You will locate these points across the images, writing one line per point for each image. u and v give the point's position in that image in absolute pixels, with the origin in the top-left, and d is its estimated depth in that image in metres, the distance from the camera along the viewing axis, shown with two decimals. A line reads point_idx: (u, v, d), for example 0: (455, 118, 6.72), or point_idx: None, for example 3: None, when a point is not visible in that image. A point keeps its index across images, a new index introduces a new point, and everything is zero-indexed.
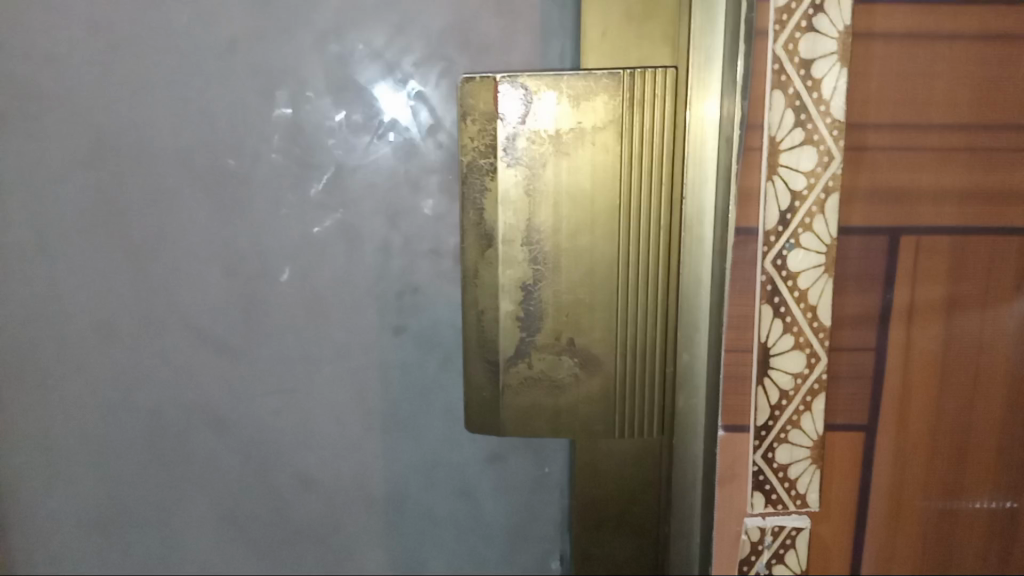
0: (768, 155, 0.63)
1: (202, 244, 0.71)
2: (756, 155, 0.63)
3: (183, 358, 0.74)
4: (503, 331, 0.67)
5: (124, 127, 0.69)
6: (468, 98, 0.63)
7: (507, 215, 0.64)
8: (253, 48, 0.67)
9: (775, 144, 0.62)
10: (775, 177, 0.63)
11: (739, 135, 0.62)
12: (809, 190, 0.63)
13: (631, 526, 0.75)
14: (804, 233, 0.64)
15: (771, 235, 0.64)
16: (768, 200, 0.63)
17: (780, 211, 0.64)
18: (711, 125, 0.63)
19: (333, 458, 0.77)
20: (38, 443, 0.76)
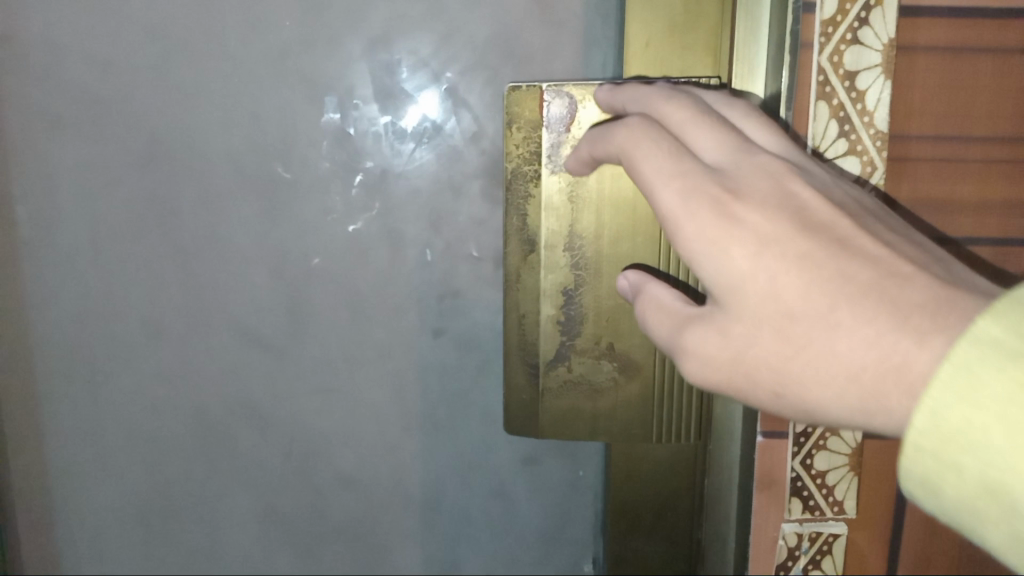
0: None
1: (250, 246, 0.73)
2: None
3: (229, 357, 0.75)
4: (544, 335, 0.68)
5: (175, 130, 0.70)
6: (514, 106, 0.64)
7: (549, 221, 0.66)
8: (302, 56, 0.69)
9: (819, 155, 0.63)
10: None
11: None
12: None
13: (665, 530, 0.76)
14: None
15: None
16: None
17: None
18: None
19: (372, 457, 0.79)
20: (86, 440, 0.77)
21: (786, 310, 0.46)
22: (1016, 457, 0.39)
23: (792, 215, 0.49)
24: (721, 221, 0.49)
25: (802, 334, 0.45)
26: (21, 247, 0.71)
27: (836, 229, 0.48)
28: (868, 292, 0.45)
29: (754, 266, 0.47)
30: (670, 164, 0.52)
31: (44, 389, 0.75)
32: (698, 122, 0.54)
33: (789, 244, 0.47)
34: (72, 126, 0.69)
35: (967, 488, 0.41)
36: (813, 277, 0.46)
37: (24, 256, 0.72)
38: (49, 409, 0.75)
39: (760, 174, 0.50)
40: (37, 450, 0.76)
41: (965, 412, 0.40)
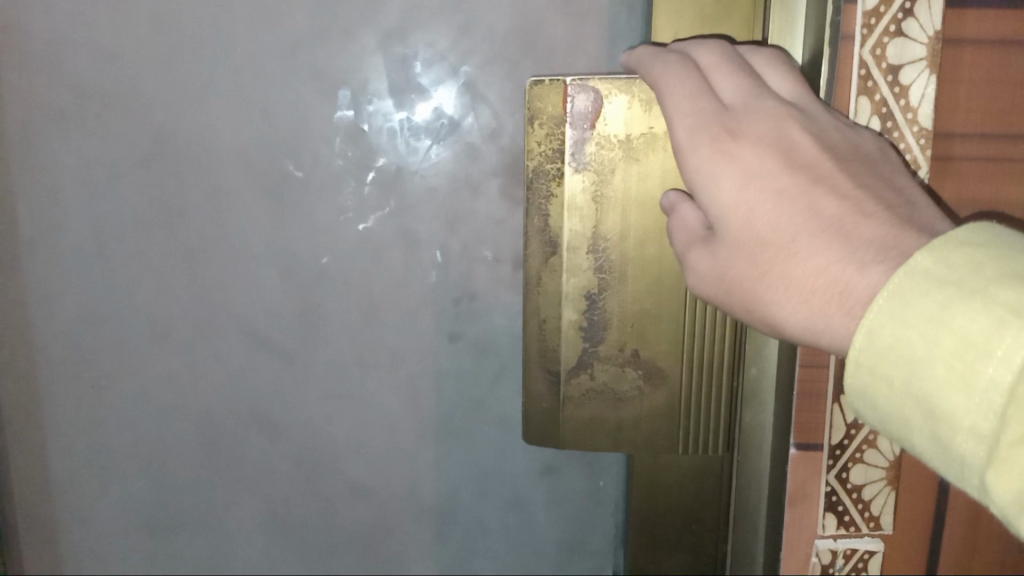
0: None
1: (260, 247, 0.70)
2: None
3: (238, 362, 0.73)
4: (565, 341, 0.65)
5: (183, 125, 0.67)
6: (537, 102, 0.61)
7: (573, 222, 0.63)
8: (315, 49, 0.66)
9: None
10: None
11: None
12: None
13: (689, 544, 0.73)
14: None
15: None
16: None
17: None
18: None
19: (385, 466, 0.76)
20: (89, 447, 0.74)
21: (755, 235, 0.46)
22: (932, 367, 0.38)
23: (783, 150, 0.48)
24: (716, 156, 0.48)
25: (768, 259, 0.45)
26: (24, 247, 0.69)
27: (823, 169, 0.47)
28: (831, 223, 0.44)
29: (737, 198, 0.47)
30: (686, 101, 0.51)
31: (47, 393, 0.72)
32: (721, 67, 0.52)
33: (772, 179, 0.47)
34: (76, 121, 0.66)
35: (897, 401, 0.40)
36: (785, 207, 0.46)
37: (26, 256, 0.69)
38: (52, 414, 0.73)
39: (763, 111, 0.50)
40: (39, 457, 0.74)
41: (893, 328, 0.39)
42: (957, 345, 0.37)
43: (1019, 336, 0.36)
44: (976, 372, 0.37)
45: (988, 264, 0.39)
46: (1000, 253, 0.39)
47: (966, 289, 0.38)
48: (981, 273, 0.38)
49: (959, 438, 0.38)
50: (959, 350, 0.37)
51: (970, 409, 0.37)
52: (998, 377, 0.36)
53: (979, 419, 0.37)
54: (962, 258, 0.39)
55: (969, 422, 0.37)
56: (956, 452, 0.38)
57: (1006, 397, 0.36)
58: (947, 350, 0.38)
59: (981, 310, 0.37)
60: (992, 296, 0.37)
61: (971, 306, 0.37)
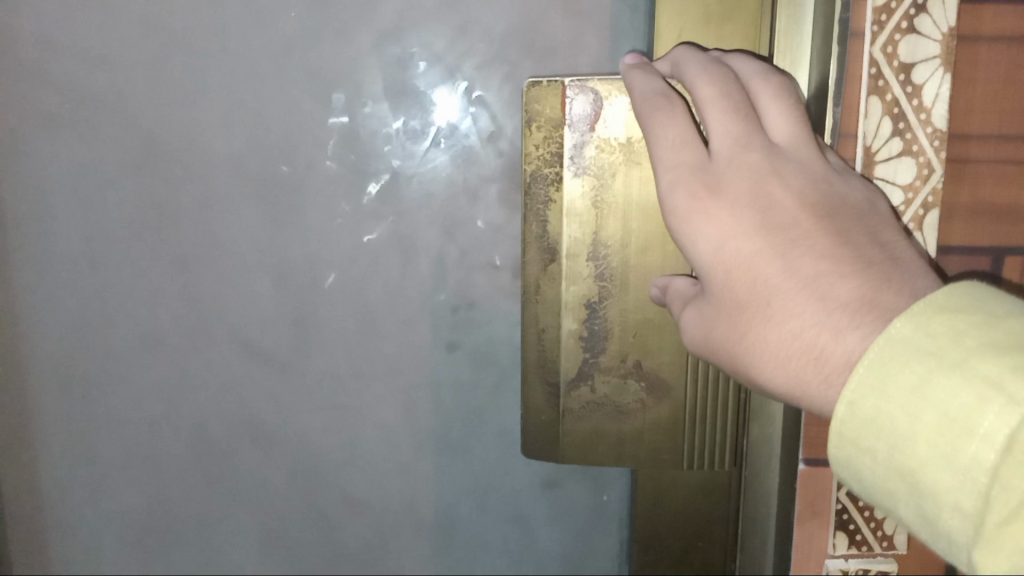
0: (862, 167, 0.58)
1: (252, 254, 0.68)
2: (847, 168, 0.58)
3: (231, 372, 0.71)
4: (564, 351, 0.63)
5: (175, 130, 0.65)
6: (534, 104, 0.59)
7: (572, 228, 0.61)
8: (310, 50, 0.65)
9: (870, 155, 0.58)
10: None
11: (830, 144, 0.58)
12: (907, 206, 0.59)
13: (696, 561, 0.71)
14: None
15: None
16: None
17: None
18: None
19: (382, 479, 0.74)
20: (82, 459, 0.72)
21: (733, 298, 0.47)
22: (915, 443, 0.38)
23: (762, 210, 0.48)
24: (694, 215, 0.49)
25: (746, 321, 0.46)
26: (14, 254, 0.67)
27: (803, 227, 0.47)
28: (804, 286, 0.45)
29: (715, 258, 0.48)
30: (669, 150, 0.52)
31: (37, 404, 0.71)
32: (717, 103, 0.51)
33: (748, 240, 0.47)
34: (65, 125, 0.65)
35: (880, 473, 0.40)
36: (761, 270, 0.46)
37: (14, 264, 0.68)
38: (40, 426, 0.71)
39: (745, 165, 0.49)
40: (28, 471, 0.72)
41: (876, 401, 0.40)
42: (939, 421, 0.38)
43: (1002, 414, 0.36)
44: (960, 450, 0.37)
45: (967, 332, 0.39)
46: (981, 318, 0.39)
47: (948, 360, 0.38)
48: (963, 342, 0.38)
49: (945, 513, 0.38)
50: (940, 427, 0.38)
51: (955, 487, 0.38)
52: (982, 456, 0.37)
53: (965, 497, 0.37)
54: (942, 325, 0.39)
55: (955, 500, 0.38)
56: (940, 525, 0.39)
57: (989, 477, 0.37)
58: (930, 426, 0.38)
59: (964, 386, 0.37)
60: (972, 369, 0.37)
61: (953, 380, 0.38)
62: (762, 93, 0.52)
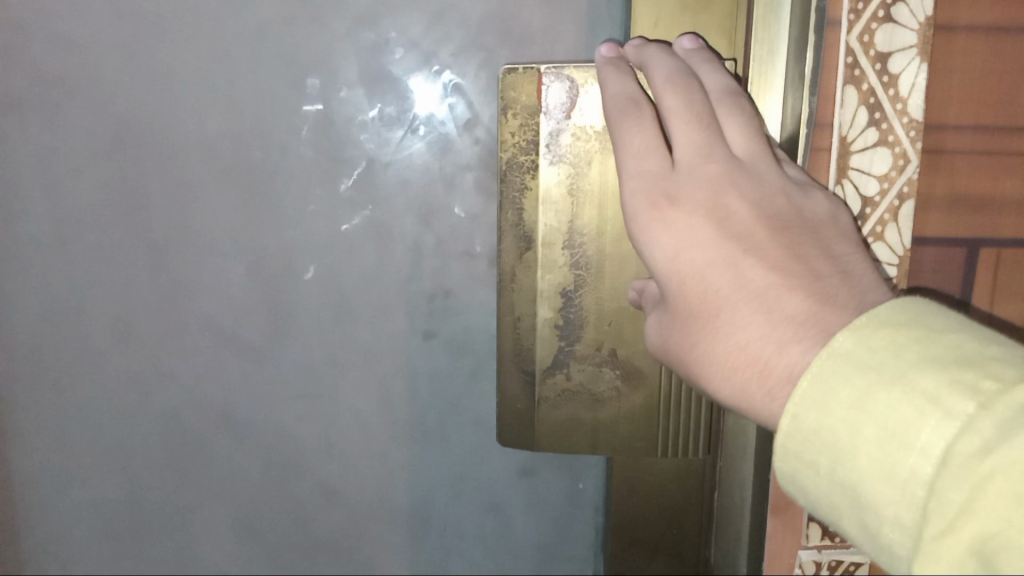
0: (837, 157, 0.58)
1: (227, 241, 0.68)
2: (823, 157, 0.58)
3: (204, 360, 0.70)
4: (540, 340, 0.63)
5: (146, 116, 0.65)
6: (510, 91, 0.59)
7: (548, 216, 0.60)
8: (283, 35, 0.64)
9: (845, 145, 0.58)
10: (845, 180, 0.58)
11: (807, 134, 0.57)
12: (882, 196, 0.59)
13: (670, 549, 0.72)
14: (876, 243, 0.60)
15: None
16: None
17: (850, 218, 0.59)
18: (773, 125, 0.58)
19: (357, 468, 0.73)
20: (52, 450, 0.71)
21: (687, 306, 0.49)
22: (856, 457, 0.38)
23: (717, 219, 0.50)
24: (653, 222, 0.52)
25: (697, 330, 0.49)
26: None
27: (755, 238, 0.49)
28: (752, 297, 0.46)
29: (671, 265, 0.51)
30: (633, 159, 0.54)
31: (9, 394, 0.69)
32: (680, 114, 0.54)
33: (702, 249, 0.50)
34: (34, 107, 0.64)
35: (824, 488, 0.40)
36: (711, 278, 0.48)
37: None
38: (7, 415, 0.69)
39: (703, 176, 0.52)
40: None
41: (818, 415, 0.40)
42: (878, 434, 0.38)
43: (939, 427, 0.37)
44: (899, 464, 0.37)
45: (908, 347, 0.39)
46: (923, 334, 0.40)
47: (888, 374, 0.39)
48: (903, 356, 0.39)
49: (886, 529, 0.38)
50: (880, 440, 0.38)
51: (893, 500, 0.37)
52: (919, 469, 0.37)
53: (904, 512, 0.37)
54: (883, 339, 0.40)
55: (894, 514, 0.37)
56: (882, 541, 0.38)
57: (927, 490, 0.36)
58: (869, 439, 0.38)
59: (902, 399, 0.38)
60: (911, 382, 0.38)
61: (892, 393, 0.38)
62: (728, 107, 0.55)
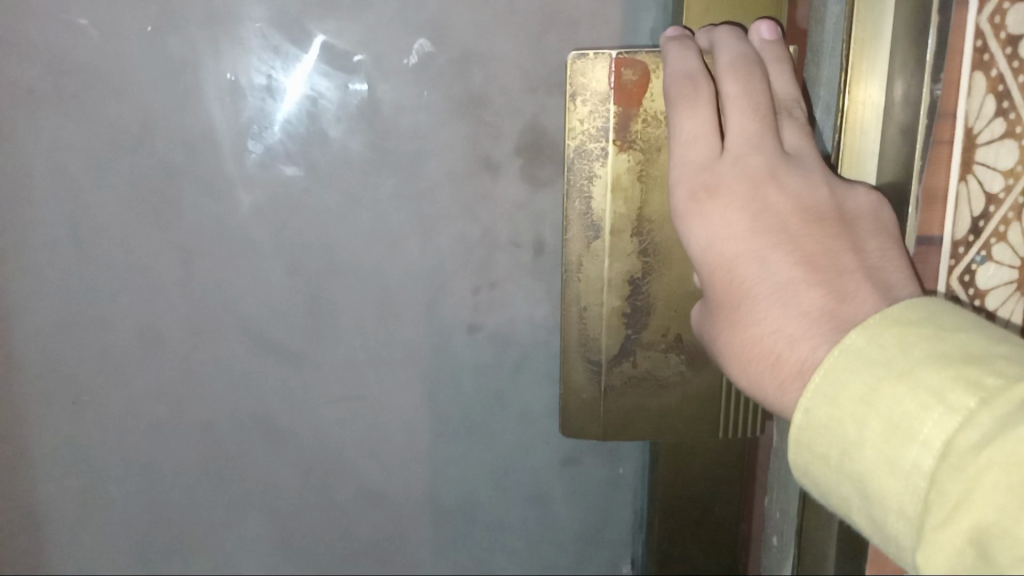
0: (961, 150, 0.58)
1: (265, 240, 0.64)
2: (945, 150, 0.59)
3: (240, 367, 0.66)
4: (608, 329, 0.62)
5: (175, 106, 0.60)
6: (579, 76, 0.57)
7: (616, 203, 0.60)
8: (326, 18, 0.61)
9: (971, 136, 0.58)
10: (968, 176, 0.58)
11: (929, 122, 0.57)
12: (1006, 194, 0.58)
13: (711, 528, 0.74)
14: (997, 244, 0.59)
15: (959, 245, 0.60)
16: (959, 202, 0.59)
17: (972, 216, 0.59)
18: (875, 108, 0.56)
19: (400, 469, 0.71)
20: (71, 473, 0.65)
21: (715, 296, 0.52)
22: (864, 450, 0.40)
23: (753, 212, 0.51)
24: (691, 212, 0.53)
25: (724, 317, 0.51)
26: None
27: (789, 231, 0.51)
28: (773, 293, 0.48)
29: (704, 254, 0.53)
30: (677, 148, 0.55)
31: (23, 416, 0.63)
32: (736, 103, 0.53)
33: (735, 242, 0.51)
34: (50, 102, 0.58)
35: (835, 479, 0.42)
36: (738, 271, 0.50)
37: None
38: (20, 442, 0.63)
39: (743, 169, 0.52)
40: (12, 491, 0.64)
41: (828, 410, 0.41)
42: (883, 428, 0.39)
43: (941, 421, 0.37)
44: (902, 456, 0.38)
45: (916, 345, 0.40)
46: (930, 331, 0.41)
47: (896, 371, 0.40)
48: (910, 352, 0.40)
49: (891, 518, 0.39)
50: (885, 434, 0.39)
51: (898, 491, 0.38)
52: (921, 461, 0.37)
53: (907, 503, 0.38)
54: (892, 336, 0.41)
55: (897, 504, 0.38)
56: (889, 531, 0.40)
57: (928, 481, 0.37)
58: (875, 432, 0.39)
59: (908, 394, 0.39)
60: (916, 379, 0.39)
61: (898, 389, 0.39)
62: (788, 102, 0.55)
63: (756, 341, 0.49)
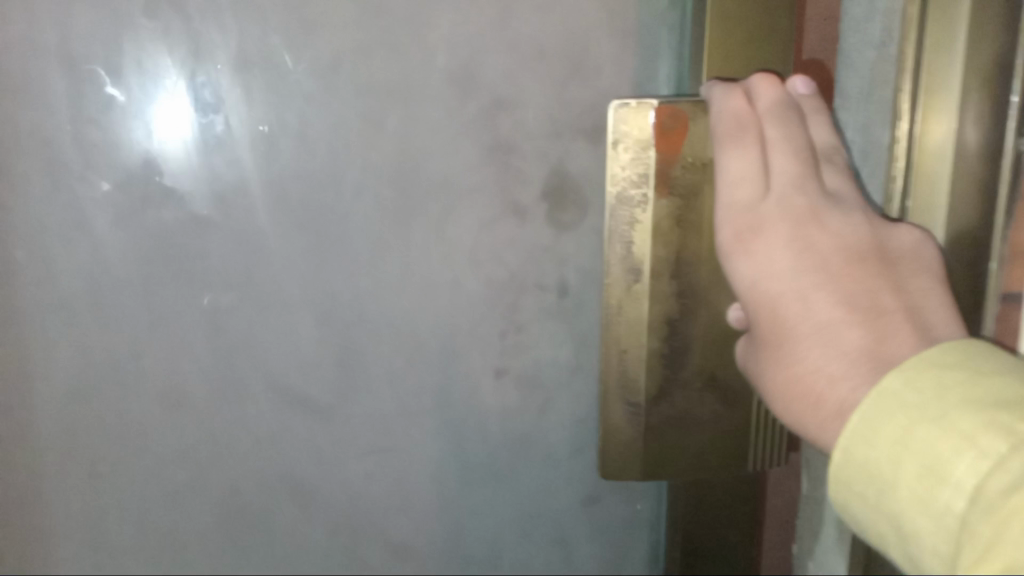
0: None
1: (295, 292, 0.61)
2: None
3: (267, 428, 0.63)
4: (647, 370, 0.63)
5: (205, 156, 0.57)
6: (622, 125, 0.59)
7: (657, 248, 0.61)
8: (362, 65, 0.59)
9: None
10: None
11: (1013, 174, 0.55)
12: None
13: (730, 558, 0.75)
14: None
15: None
16: None
17: None
18: (941, 157, 0.56)
19: (427, 522, 0.70)
20: (86, 541, 0.63)
21: (758, 333, 0.52)
22: (899, 490, 0.40)
23: (798, 250, 0.51)
24: (733, 250, 0.54)
25: (767, 354, 0.51)
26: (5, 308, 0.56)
27: (834, 270, 0.51)
28: (815, 330, 0.48)
29: (746, 291, 0.53)
30: (720, 187, 0.55)
31: (36, 486, 0.60)
32: (779, 145, 0.55)
33: (777, 279, 0.51)
34: (71, 157, 0.55)
35: (874, 517, 0.42)
36: (781, 308, 0.50)
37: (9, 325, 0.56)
38: (37, 509, 0.61)
39: (785, 207, 0.53)
40: (26, 560, 0.62)
41: (866, 450, 0.41)
42: (918, 469, 0.39)
43: (971, 464, 0.37)
44: (935, 497, 0.38)
45: (952, 390, 0.40)
46: (966, 377, 0.41)
47: (930, 414, 0.40)
48: (946, 397, 0.40)
49: (927, 557, 0.39)
50: (920, 475, 0.39)
51: (932, 531, 0.38)
52: (953, 503, 0.37)
53: (940, 541, 0.38)
54: (929, 380, 0.42)
55: (932, 543, 0.39)
56: (926, 569, 0.40)
57: (959, 522, 0.37)
58: (911, 473, 0.39)
59: (941, 437, 0.39)
60: (950, 422, 0.39)
61: (932, 431, 0.39)
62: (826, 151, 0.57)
63: (797, 379, 0.49)
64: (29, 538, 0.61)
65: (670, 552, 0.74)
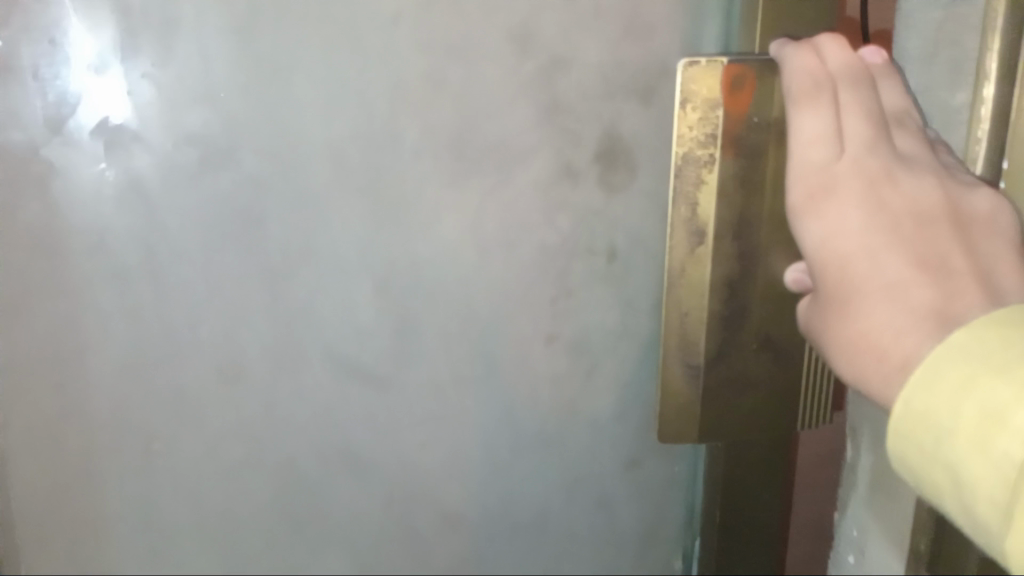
0: None
1: (353, 257, 0.60)
2: None
3: (326, 398, 0.63)
4: (706, 332, 0.64)
5: (259, 122, 0.55)
6: (691, 83, 0.58)
7: (721, 209, 0.60)
8: (420, 18, 0.55)
9: None
10: None
11: None
12: None
13: (763, 514, 0.75)
14: None
15: None
16: None
17: None
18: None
19: (477, 488, 0.70)
20: (144, 508, 0.64)
21: (824, 292, 0.52)
22: (957, 438, 0.40)
23: (869, 210, 0.52)
24: (804, 209, 0.54)
25: (830, 312, 0.52)
26: (64, 280, 0.56)
27: (904, 231, 0.51)
28: (884, 288, 0.49)
29: (813, 250, 0.53)
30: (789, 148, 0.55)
31: (98, 457, 0.62)
32: (851, 107, 0.54)
33: (848, 237, 0.51)
34: (124, 124, 0.53)
35: (928, 468, 0.42)
36: (850, 266, 0.51)
37: (67, 295, 0.56)
38: (98, 477, 0.62)
39: (857, 168, 0.53)
40: (92, 525, 0.64)
41: (925, 399, 0.41)
42: (978, 417, 0.39)
43: None
44: (993, 444, 0.39)
45: (1016, 342, 0.40)
46: None
47: (993, 364, 0.40)
48: (1011, 347, 0.40)
49: (981, 504, 0.40)
50: (979, 423, 0.39)
51: (988, 478, 0.39)
52: (1012, 451, 0.38)
53: (996, 487, 0.39)
54: (994, 332, 0.41)
55: (988, 490, 0.39)
56: (980, 517, 0.40)
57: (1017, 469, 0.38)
58: (970, 421, 0.39)
59: (1004, 386, 0.39)
60: (1012, 371, 0.39)
61: (995, 380, 0.39)
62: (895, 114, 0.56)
63: (857, 337, 0.49)
64: (92, 506, 0.63)
65: (707, 512, 0.73)
